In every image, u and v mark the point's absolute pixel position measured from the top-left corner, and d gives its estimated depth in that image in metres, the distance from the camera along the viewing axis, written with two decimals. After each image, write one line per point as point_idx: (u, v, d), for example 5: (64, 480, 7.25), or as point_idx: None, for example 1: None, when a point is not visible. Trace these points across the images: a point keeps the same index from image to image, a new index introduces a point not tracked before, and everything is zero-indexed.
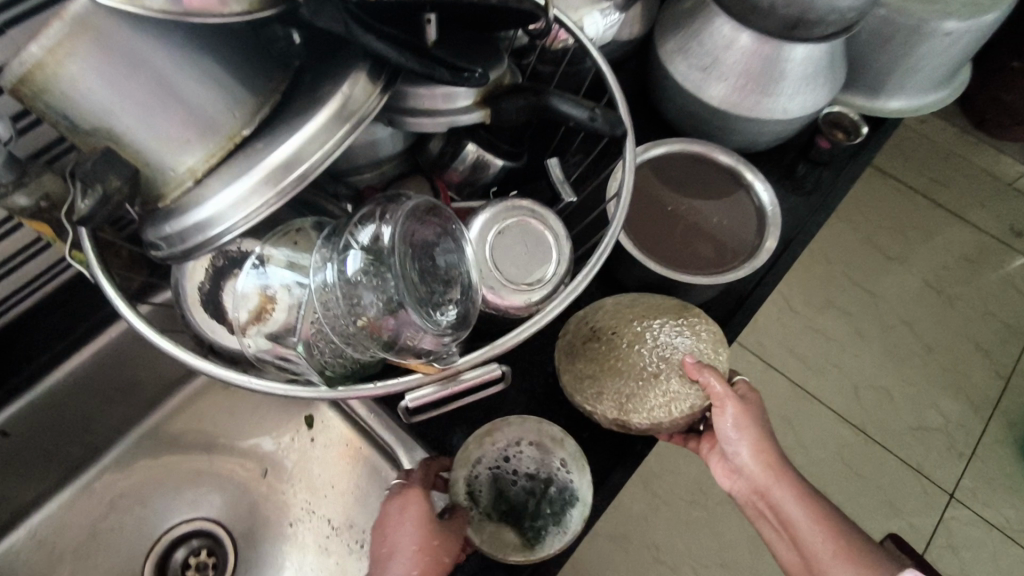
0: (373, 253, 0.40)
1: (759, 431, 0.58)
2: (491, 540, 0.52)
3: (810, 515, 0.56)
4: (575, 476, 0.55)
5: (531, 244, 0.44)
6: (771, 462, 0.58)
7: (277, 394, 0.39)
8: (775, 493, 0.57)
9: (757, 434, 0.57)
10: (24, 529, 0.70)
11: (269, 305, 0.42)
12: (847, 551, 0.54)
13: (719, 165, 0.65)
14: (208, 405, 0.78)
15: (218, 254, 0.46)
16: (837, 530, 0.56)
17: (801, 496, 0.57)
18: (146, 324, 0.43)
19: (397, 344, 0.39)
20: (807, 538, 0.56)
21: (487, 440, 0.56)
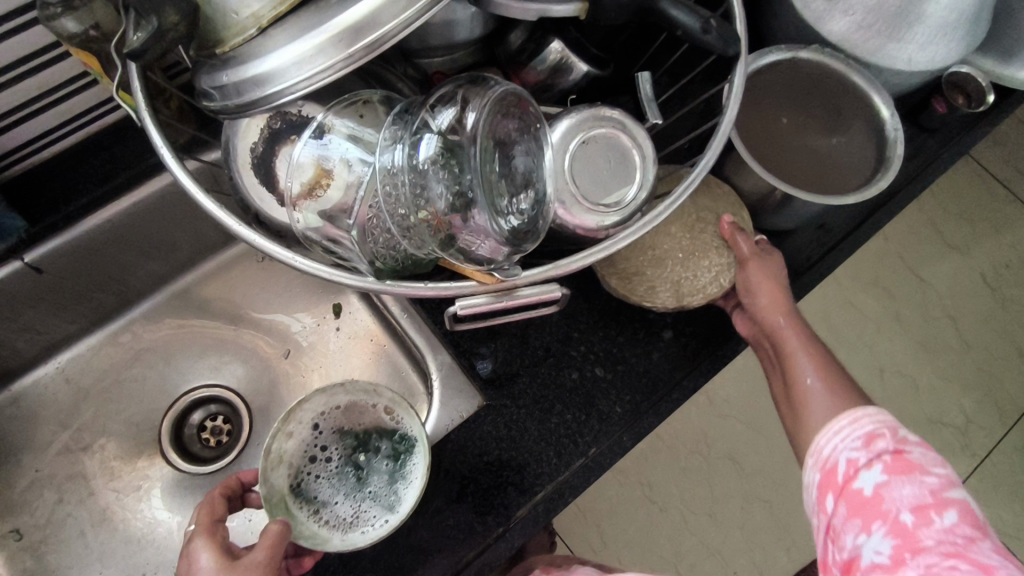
0: (447, 141, 0.36)
1: (774, 277, 0.54)
2: (341, 527, 0.50)
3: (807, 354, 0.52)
4: (402, 414, 0.54)
5: (614, 161, 0.40)
6: (781, 306, 0.53)
7: (324, 275, 0.36)
8: (775, 330, 0.54)
9: (773, 283, 0.53)
10: (55, 364, 0.72)
11: (324, 181, 0.38)
12: (835, 388, 0.50)
13: (859, 95, 0.56)
14: (238, 276, 0.76)
15: (275, 115, 0.42)
16: (834, 373, 0.52)
17: (805, 338, 0.53)
18: (191, 181, 0.40)
19: (457, 242, 0.36)
20: (797, 372, 0.52)
21: (287, 428, 0.53)
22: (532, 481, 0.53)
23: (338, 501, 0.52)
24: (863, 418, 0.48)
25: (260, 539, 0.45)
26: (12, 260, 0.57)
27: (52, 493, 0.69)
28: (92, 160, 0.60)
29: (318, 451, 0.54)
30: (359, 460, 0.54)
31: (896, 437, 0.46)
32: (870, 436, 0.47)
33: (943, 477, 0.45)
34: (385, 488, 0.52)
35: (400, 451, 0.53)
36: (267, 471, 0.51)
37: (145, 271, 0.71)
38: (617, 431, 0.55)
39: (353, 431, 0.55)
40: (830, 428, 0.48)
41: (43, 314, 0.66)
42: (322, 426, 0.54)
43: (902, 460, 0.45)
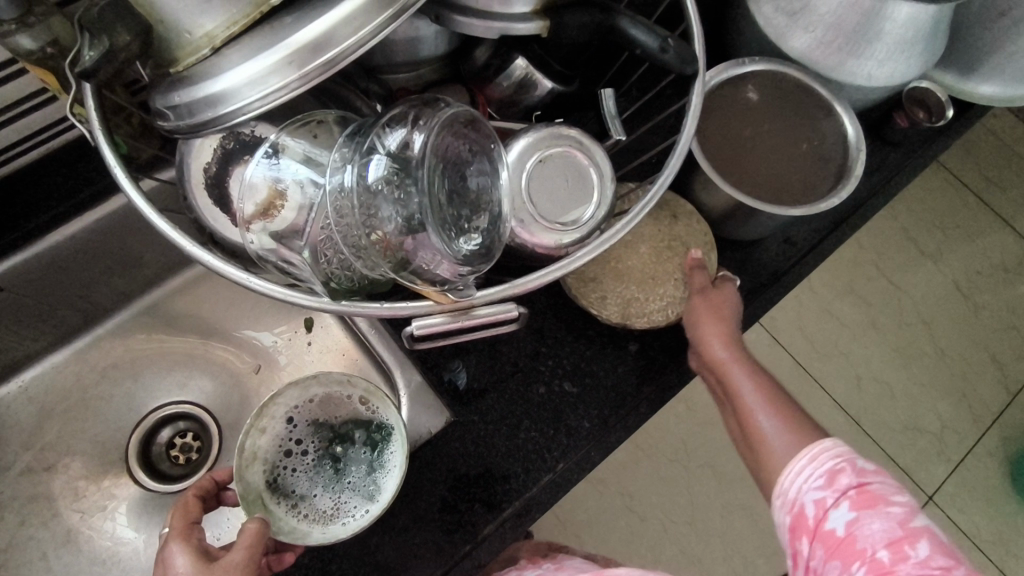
0: (399, 161, 0.36)
1: (721, 312, 0.53)
2: (321, 519, 0.50)
3: (756, 389, 0.51)
4: (378, 403, 0.54)
5: (572, 181, 0.40)
6: (731, 344, 0.52)
7: (277, 296, 0.36)
8: (723, 366, 0.52)
9: (720, 322, 0.52)
10: (17, 383, 0.70)
11: (278, 202, 0.38)
12: (790, 422, 0.48)
13: (821, 106, 0.58)
14: (208, 291, 0.76)
15: (230, 136, 0.42)
16: (788, 404, 0.50)
17: (754, 373, 0.52)
18: (144, 200, 0.40)
19: (411, 263, 0.36)
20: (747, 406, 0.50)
21: (260, 424, 0.53)
22: (500, 498, 0.52)
23: (316, 493, 0.52)
24: (824, 453, 0.46)
25: (240, 538, 0.44)
26: None
27: (13, 516, 0.67)
28: (52, 176, 0.59)
29: (294, 445, 0.53)
30: (336, 452, 0.54)
31: (860, 470, 0.44)
32: (835, 471, 0.45)
33: (908, 505, 0.43)
34: (363, 478, 0.52)
35: (377, 440, 0.53)
36: (241, 469, 0.50)
37: (111, 286, 0.70)
38: (585, 446, 0.54)
39: (329, 424, 0.55)
40: (792, 466, 0.46)
41: (3, 332, 0.65)
42: (297, 420, 0.54)
43: (866, 493, 0.43)
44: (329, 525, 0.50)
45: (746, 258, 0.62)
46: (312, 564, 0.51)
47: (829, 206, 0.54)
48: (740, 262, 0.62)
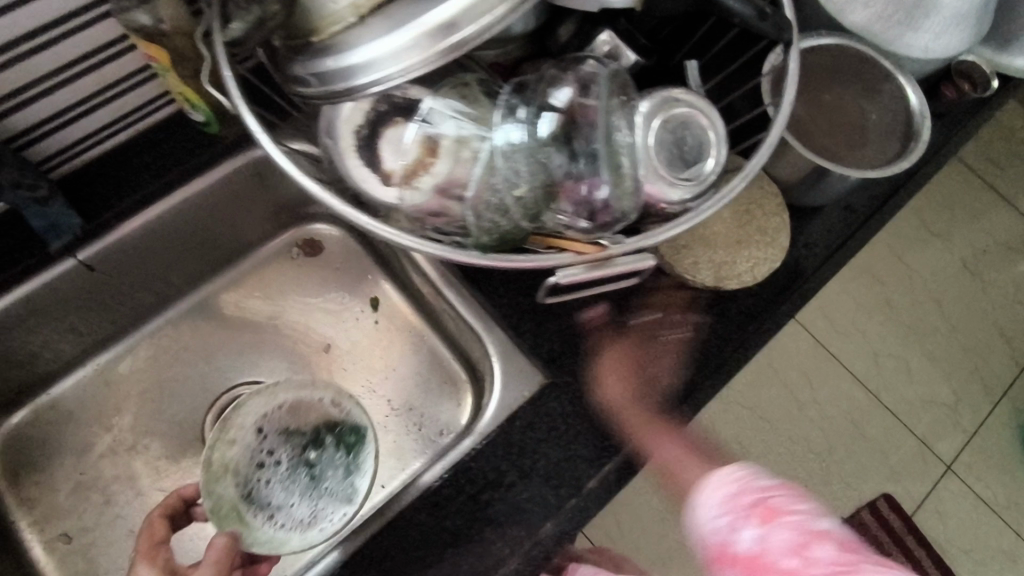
0: (565, 120, 0.41)
1: (630, 371, 0.57)
2: (303, 525, 0.56)
3: (682, 445, 0.55)
4: (348, 404, 0.60)
5: (692, 140, 0.41)
6: (638, 420, 0.55)
7: (440, 251, 0.38)
8: (648, 441, 0.54)
9: (626, 378, 0.57)
10: (94, 365, 0.72)
11: (431, 158, 0.42)
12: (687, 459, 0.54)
13: (886, 79, 0.60)
14: (274, 274, 0.78)
15: (380, 101, 0.44)
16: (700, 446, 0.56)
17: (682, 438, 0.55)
18: (297, 170, 0.40)
19: (573, 206, 0.41)
20: (676, 463, 0.54)
21: (229, 436, 0.58)
22: (600, 453, 0.55)
23: (292, 501, 0.56)
24: (731, 478, 0.49)
25: (208, 554, 0.49)
26: (67, 257, 0.58)
27: (98, 496, 0.68)
28: (141, 156, 0.60)
29: (265, 456, 0.56)
30: (308, 458, 0.57)
31: (758, 489, 0.48)
32: (737, 493, 0.48)
33: (807, 511, 0.47)
34: (338, 480, 0.58)
35: (349, 442, 0.59)
36: (209, 484, 0.55)
37: (186, 268, 0.72)
38: (676, 403, 0.57)
39: (299, 432, 0.58)
40: (702, 493, 0.50)
41: (87, 313, 0.66)
42: (266, 431, 0.58)
43: (768, 507, 0.47)
44: (307, 531, 0.56)
45: (813, 224, 0.65)
46: (427, 521, 0.53)
47: (899, 170, 0.56)
48: (805, 226, 0.65)
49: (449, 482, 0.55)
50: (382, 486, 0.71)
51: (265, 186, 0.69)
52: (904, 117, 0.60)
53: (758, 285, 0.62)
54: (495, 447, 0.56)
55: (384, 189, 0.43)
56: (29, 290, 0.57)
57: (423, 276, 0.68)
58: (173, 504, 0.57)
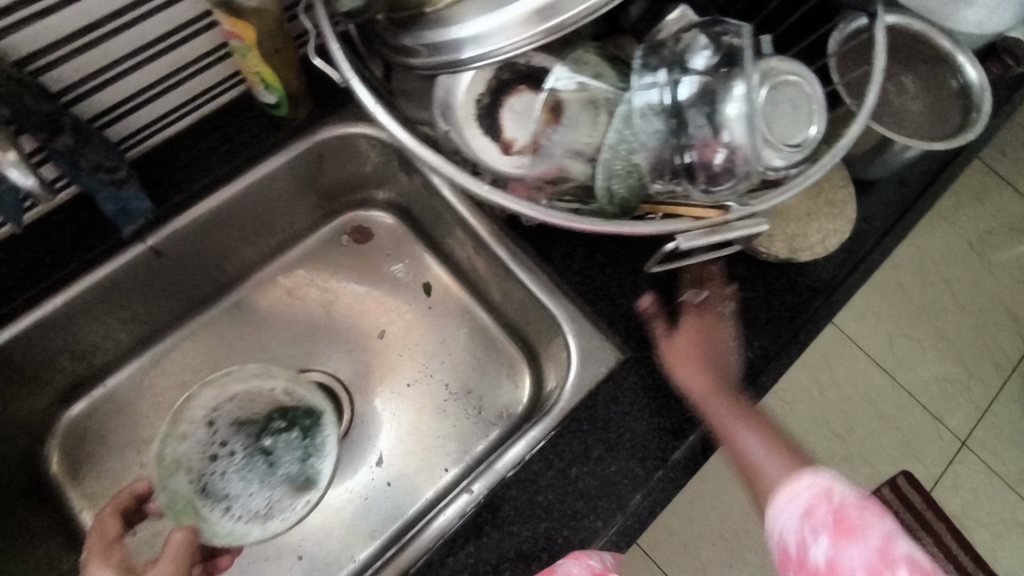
0: (706, 86, 0.39)
1: (700, 342, 0.55)
2: (255, 520, 0.59)
3: (757, 435, 0.51)
4: (303, 390, 0.64)
5: (798, 106, 0.42)
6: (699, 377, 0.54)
7: (563, 218, 0.39)
8: (721, 429, 0.52)
9: (694, 363, 0.54)
10: (149, 356, 0.70)
11: (553, 125, 0.42)
12: (780, 453, 0.50)
13: (947, 59, 0.61)
14: (326, 261, 0.77)
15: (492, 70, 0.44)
16: (762, 426, 0.52)
17: (755, 420, 0.53)
18: (416, 143, 0.42)
19: (698, 171, 0.40)
20: (744, 446, 0.51)
21: (178, 432, 0.60)
22: (683, 426, 0.56)
23: (250, 492, 0.59)
24: (814, 484, 0.44)
25: (167, 550, 0.48)
26: (136, 244, 0.57)
27: None
28: (209, 140, 0.60)
29: (217, 448, 0.61)
30: (259, 462, 0.61)
31: (835, 497, 0.43)
32: (815, 507, 0.43)
33: (886, 526, 0.42)
34: (296, 465, 0.61)
35: (307, 423, 0.63)
36: (164, 478, 0.58)
37: (241, 254, 0.70)
38: (755, 373, 0.58)
39: (250, 419, 0.63)
40: (776, 502, 0.45)
41: (147, 301, 0.65)
42: (216, 422, 0.61)
43: (844, 523, 0.42)
44: (265, 522, 0.59)
45: (874, 196, 0.65)
46: (519, 496, 0.54)
47: (971, 138, 0.57)
48: (868, 198, 0.65)
49: (538, 457, 0.55)
50: (447, 470, 0.69)
51: (322, 170, 0.68)
52: (962, 92, 0.60)
53: (826, 257, 0.62)
54: (581, 420, 0.56)
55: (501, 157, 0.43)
56: (98, 276, 0.57)
57: (487, 257, 0.67)
58: (126, 501, 0.55)
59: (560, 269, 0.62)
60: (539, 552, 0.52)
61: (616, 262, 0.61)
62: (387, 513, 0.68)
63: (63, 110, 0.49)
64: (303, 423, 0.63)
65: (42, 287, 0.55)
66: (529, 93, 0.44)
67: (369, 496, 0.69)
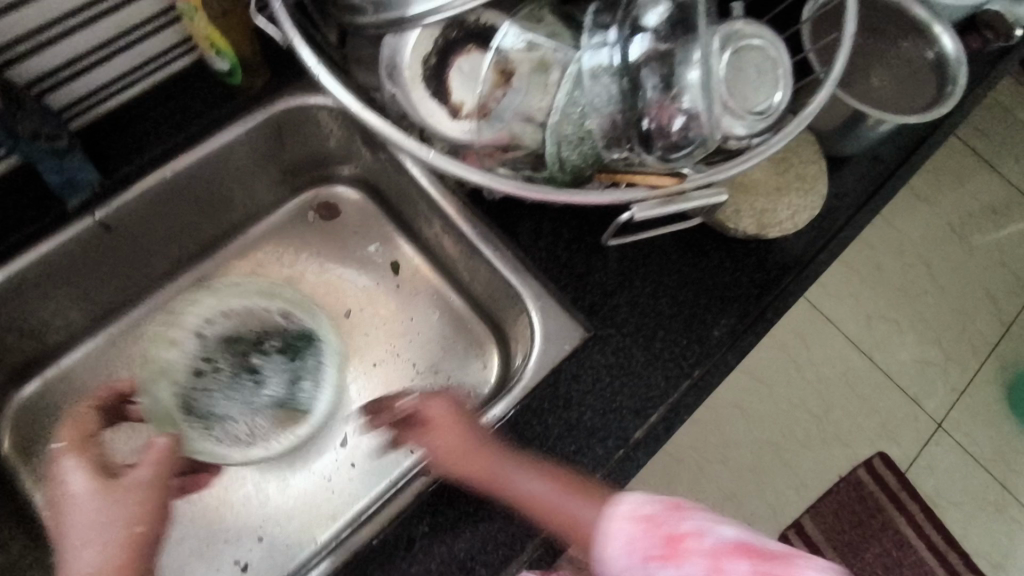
0: (661, 46, 0.38)
1: (459, 419, 0.53)
2: (245, 442, 0.68)
3: (548, 481, 0.49)
4: (303, 314, 0.71)
5: (763, 71, 0.40)
6: (480, 448, 0.51)
7: (514, 186, 0.38)
8: (496, 467, 0.49)
9: (454, 429, 0.52)
10: (105, 334, 0.68)
11: (504, 85, 0.40)
12: (565, 487, 0.48)
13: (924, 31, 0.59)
14: (291, 238, 0.74)
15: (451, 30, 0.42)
16: (567, 482, 0.48)
17: (517, 463, 0.49)
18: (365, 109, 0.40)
19: (656, 138, 0.39)
20: (545, 498, 0.48)
21: (171, 335, 0.69)
22: (645, 405, 0.55)
23: (237, 414, 0.68)
24: (623, 513, 0.43)
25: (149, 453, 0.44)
26: (85, 216, 0.55)
27: (119, 468, 0.65)
28: (160, 109, 0.58)
29: (204, 363, 0.69)
30: (245, 376, 0.70)
31: (652, 518, 0.42)
32: (635, 534, 0.42)
33: (701, 518, 0.42)
34: (282, 386, 0.70)
35: (293, 346, 0.70)
36: (148, 385, 0.67)
37: (199, 231, 0.68)
38: (721, 351, 0.57)
39: (240, 335, 0.70)
40: (602, 551, 0.44)
41: (100, 275, 0.63)
42: (207, 334, 0.69)
43: (675, 538, 0.41)
44: (247, 448, 0.68)
45: (847, 172, 0.64)
46: None
47: (949, 109, 0.55)
48: (842, 173, 0.64)
49: (499, 436, 0.54)
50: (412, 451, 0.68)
51: (284, 144, 0.66)
52: (938, 66, 0.59)
53: (797, 233, 0.61)
54: (543, 399, 0.55)
55: (451, 123, 0.41)
56: (44, 250, 0.54)
57: (453, 233, 0.65)
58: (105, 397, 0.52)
59: (526, 244, 0.60)
60: (496, 531, 0.51)
61: (582, 238, 0.60)
62: (352, 494, 0.67)
63: None
64: (292, 345, 0.70)
65: None
66: (478, 52, 0.41)
67: (333, 478, 0.67)
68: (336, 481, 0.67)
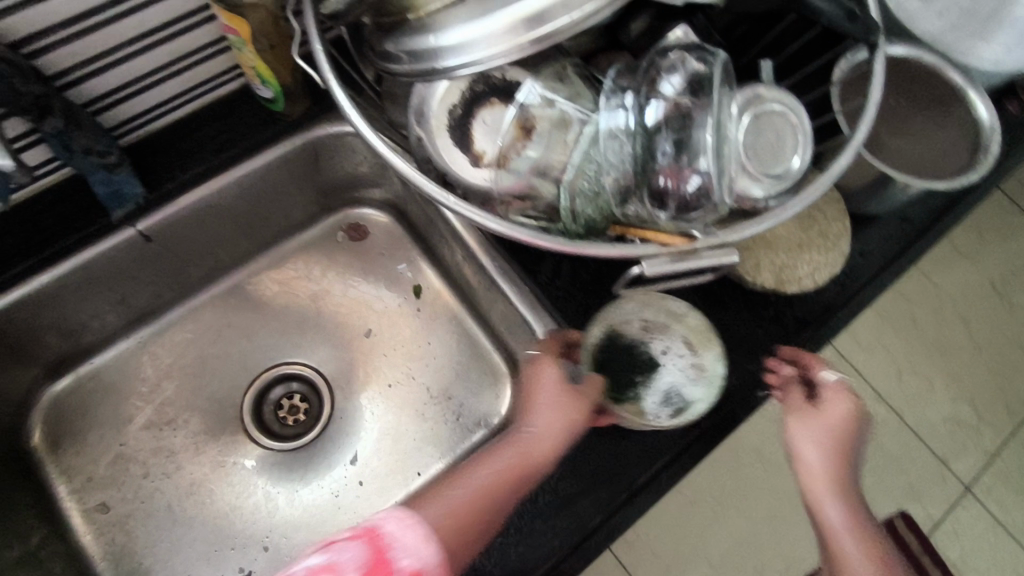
0: (678, 110, 0.39)
1: (841, 438, 0.50)
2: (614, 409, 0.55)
3: (860, 530, 0.48)
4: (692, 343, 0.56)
5: (782, 134, 0.40)
6: (833, 474, 0.49)
7: (527, 236, 0.39)
8: (817, 498, 0.50)
9: (826, 436, 0.50)
10: (137, 338, 0.71)
11: (524, 139, 0.43)
12: (866, 543, 0.48)
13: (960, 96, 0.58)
14: (320, 256, 0.77)
15: (480, 80, 0.44)
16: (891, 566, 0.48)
17: (855, 512, 0.49)
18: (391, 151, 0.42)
19: (670, 198, 0.40)
20: (839, 535, 0.48)
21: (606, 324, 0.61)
22: (650, 451, 0.55)
23: (678, 394, 0.55)
24: None
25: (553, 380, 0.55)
26: (126, 227, 0.58)
27: (138, 468, 0.68)
28: (206, 130, 0.62)
29: (654, 352, 0.57)
30: (627, 362, 0.57)
31: None
32: None
33: None
34: (687, 394, 0.55)
35: (701, 338, 0.56)
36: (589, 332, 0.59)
37: (234, 245, 0.71)
38: (732, 404, 0.56)
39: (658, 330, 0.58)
40: None
41: (137, 283, 0.66)
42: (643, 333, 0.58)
43: None
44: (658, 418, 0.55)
45: (874, 231, 0.63)
46: None
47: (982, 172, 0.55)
48: (868, 232, 0.63)
49: None
50: (419, 475, 0.69)
51: (319, 168, 0.69)
52: (971, 131, 0.58)
53: (817, 289, 0.60)
54: None
55: (472, 170, 0.44)
56: (86, 257, 0.58)
57: (475, 264, 0.67)
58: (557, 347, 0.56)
59: (543, 281, 0.61)
60: (491, 566, 0.52)
61: (599, 280, 0.61)
62: (357, 512, 0.68)
63: (54, 93, 0.50)
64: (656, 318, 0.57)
65: (30, 263, 0.56)
66: (501, 106, 0.45)
67: (340, 495, 0.69)
68: (344, 498, 0.68)
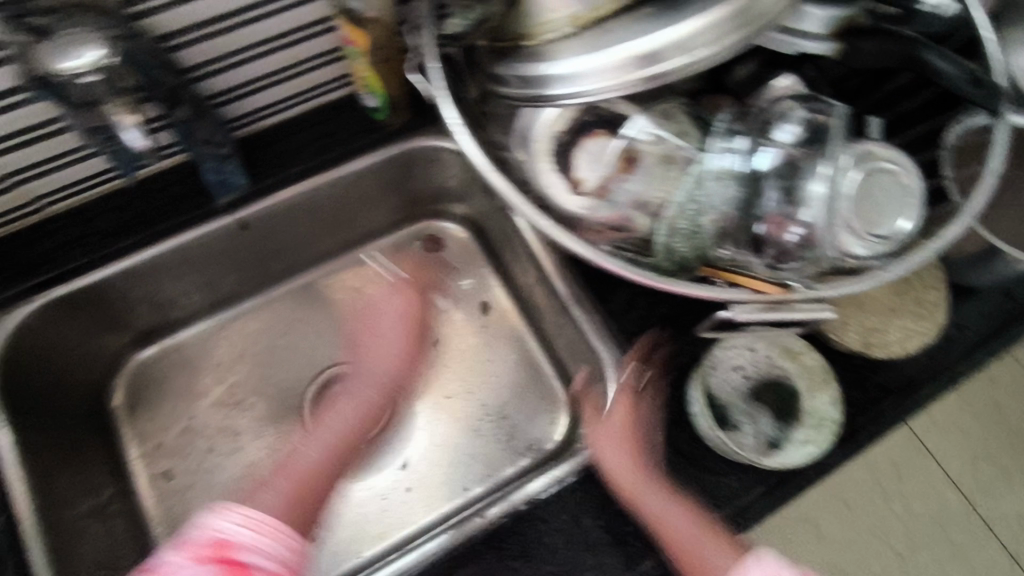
0: (788, 162, 0.41)
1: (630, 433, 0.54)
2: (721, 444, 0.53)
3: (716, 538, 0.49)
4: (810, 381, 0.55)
5: (894, 191, 0.40)
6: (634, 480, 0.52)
7: (617, 267, 0.39)
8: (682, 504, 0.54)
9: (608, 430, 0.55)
10: (218, 319, 0.75)
11: (626, 173, 0.44)
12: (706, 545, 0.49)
13: None
14: (395, 262, 0.79)
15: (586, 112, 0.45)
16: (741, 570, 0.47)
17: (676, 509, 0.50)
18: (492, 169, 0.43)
19: (769, 245, 0.42)
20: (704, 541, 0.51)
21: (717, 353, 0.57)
22: (709, 502, 0.52)
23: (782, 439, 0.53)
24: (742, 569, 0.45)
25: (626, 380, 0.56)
26: (226, 214, 0.62)
27: (203, 442, 0.71)
28: (310, 131, 0.65)
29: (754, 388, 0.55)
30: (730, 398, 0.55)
31: None
32: None
33: None
34: (796, 436, 0.53)
35: (816, 379, 0.54)
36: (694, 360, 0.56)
37: (320, 242, 0.75)
38: (803, 467, 0.52)
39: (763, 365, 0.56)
40: None
41: (228, 267, 0.69)
42: (746, 369, 0.55)
43: None
44: (764, 458, 0.52)
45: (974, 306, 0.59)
46: (526, 534, 0.53)
47: None
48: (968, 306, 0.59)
49: (555, 498, 0.54)
50: (466, 490, 0.69)
51: (409, 178, 0.71)
52: None
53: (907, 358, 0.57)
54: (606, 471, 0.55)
55: (569, 196, 0.45)
56: (188, 238, 0.62)
57: (547, 289, 0.67)
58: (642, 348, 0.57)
59: (617, 314, 0.61)
60: None
61: (676, 320, 0.60)
62: (401, 517, 0.68)
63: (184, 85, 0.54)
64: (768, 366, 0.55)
65: (137, 238, 0.61)
66: (605, 137, 0.44)
67: (388, 497, 0.69)
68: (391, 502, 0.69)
